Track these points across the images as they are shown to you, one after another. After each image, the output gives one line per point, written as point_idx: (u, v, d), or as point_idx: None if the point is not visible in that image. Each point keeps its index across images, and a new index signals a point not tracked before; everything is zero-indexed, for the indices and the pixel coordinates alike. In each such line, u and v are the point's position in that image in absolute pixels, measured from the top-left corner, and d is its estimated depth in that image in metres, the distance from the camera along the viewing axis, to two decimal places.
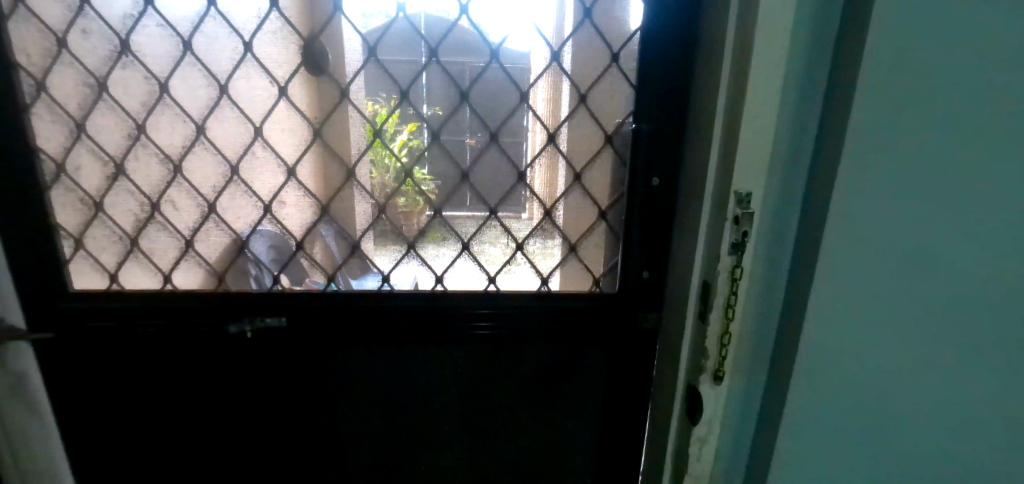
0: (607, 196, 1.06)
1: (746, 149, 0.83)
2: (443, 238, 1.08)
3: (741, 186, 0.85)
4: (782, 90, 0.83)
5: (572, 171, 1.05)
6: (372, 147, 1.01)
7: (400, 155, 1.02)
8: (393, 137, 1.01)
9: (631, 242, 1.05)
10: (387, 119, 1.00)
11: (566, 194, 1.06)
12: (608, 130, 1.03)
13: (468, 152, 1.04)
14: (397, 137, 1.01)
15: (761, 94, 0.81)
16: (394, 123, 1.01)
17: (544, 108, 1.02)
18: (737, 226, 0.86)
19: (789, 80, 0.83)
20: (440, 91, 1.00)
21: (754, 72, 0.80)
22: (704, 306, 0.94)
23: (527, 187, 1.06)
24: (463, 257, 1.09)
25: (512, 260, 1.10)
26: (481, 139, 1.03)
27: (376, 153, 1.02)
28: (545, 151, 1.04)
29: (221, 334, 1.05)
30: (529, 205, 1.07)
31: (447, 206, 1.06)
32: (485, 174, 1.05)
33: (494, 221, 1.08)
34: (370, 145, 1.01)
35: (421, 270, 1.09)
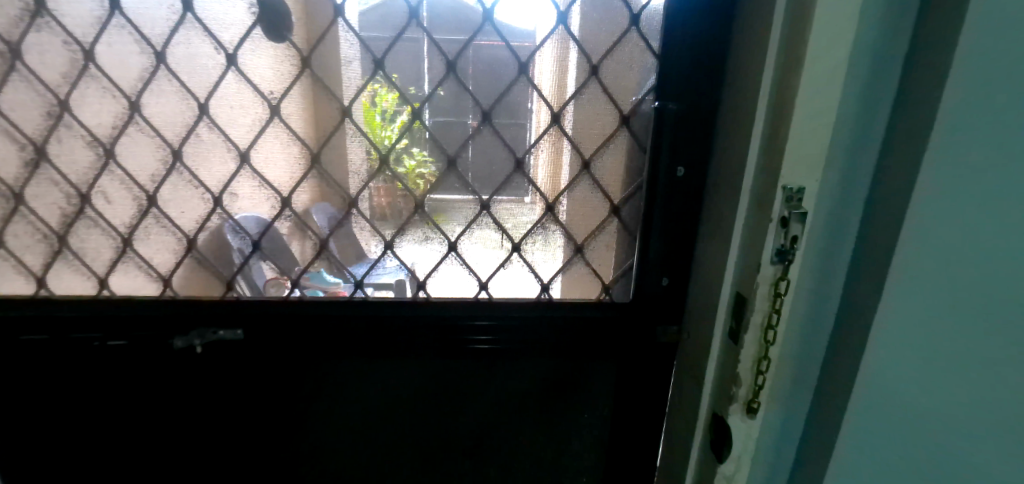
0: (621, 189, 0.90)
1: (798, 135, 0.67)
2: (427, 239, 0.91)
3: (790, 180, 0.68)
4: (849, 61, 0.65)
5: (579, 159, 0.88)
6: (371, 134, 0.84)
7: (401, 137, 0.85)
8: (393, 119, 0.84)
9: (649, 242, 0.89)
10: (383, 99, 0.83)
11: (571, 186, 0.89)
12: (623, 111, 0.86)
13: (455, 136, 0.86)
14: (394, 119, 0.84)
15: (822, 64, 0.64)
16: (393, 106, 0.84)
17: (544, 84, 0.84)
18: (784, 229, 0.69)
19: (857, 48, 0.65)
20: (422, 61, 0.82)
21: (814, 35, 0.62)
22: (738, 325, 0.78)
23: (520, 179, 0.89)
24: (449, 259, 0.92)
25: (505, 263, 0.93)
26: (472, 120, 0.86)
27: (376, 141, 0.85)
28: (549, 134, 0.86)
29: (166, 348, 0.90)
30: (527, 201, 0.89)
31: (432, 200, 0.89)
32: (475, 163, 0.88)
33: (483, 219, 0.90)
34: (369, 128, 0.84)
35: (398, 276, 0.93)
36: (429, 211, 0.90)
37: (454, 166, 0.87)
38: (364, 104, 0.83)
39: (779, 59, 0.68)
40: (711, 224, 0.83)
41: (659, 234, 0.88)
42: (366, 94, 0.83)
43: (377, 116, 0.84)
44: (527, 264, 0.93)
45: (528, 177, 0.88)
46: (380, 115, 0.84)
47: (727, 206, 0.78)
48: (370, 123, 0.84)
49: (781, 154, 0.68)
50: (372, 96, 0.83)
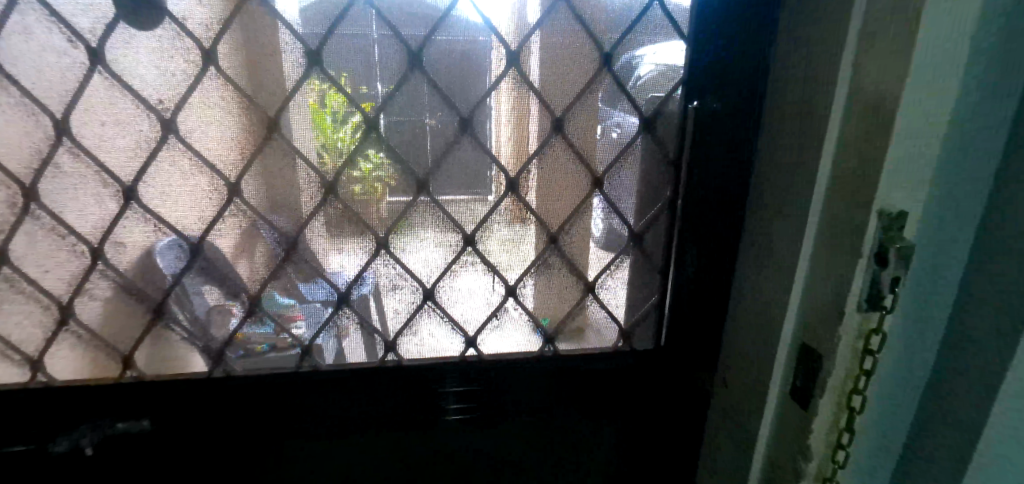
0: (641, 213, 0.70)
1: (900, 145, 0.48)
2: (396, 294, 0.69)
3: (886, 204, 0.50)
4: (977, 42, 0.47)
5: (588, 175, 0.67)
6: (319, 140, 0.61)
7: (356, 143, 0.62)
8: (345, 121, 0.61)
9: (686, 272, 0.71)
10: (331, 96, 0.60)
11: (580, 212, 0.69)
12: (643, 112, 0.65)
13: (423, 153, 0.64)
14: (347, 121, 0.61)
15: (935, 47, 0.45)
16: (345, 103, 0.61)
17: (539, 79, 0.63)
18: (878, 270, 0.52)
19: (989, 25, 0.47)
20: (374, 51, 0.60)
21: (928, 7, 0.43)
22: (805, 385, 0.60)
23: (512, 205, 0.67)
24: (424, 312, 0.71)
25: (497, 312, 0.72)
26: (440, 129, 0.63)
27: (325, 149, 0.62)
28: (550, 146, 0.66)
29: (40, 456, 0.66)
30: (524, 232, 0.69)
31: (398, 239, 0.66)
32: (449, 187, 0.66)
33: (466, 256, 0.69)
34: (317, 136, 0.61)
35: (360, 338, 0.70)
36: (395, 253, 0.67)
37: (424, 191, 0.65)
38: (308, 103, 0.60)
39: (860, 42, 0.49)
40: (760, 253, 0.64)
41: (694, 262, 0.70)
42: (299, 100, 0.60)
43: (326, 117, 0.61)
44: (525, 311, 0.73)
45: (524, 203, 0.67)
46: (329, 115, 0.61)
47: (787, 234, 0.60)
48: (317, 126, 0.61)
49: (873, 173, 0.49)
50: (315, 91, 0.60)
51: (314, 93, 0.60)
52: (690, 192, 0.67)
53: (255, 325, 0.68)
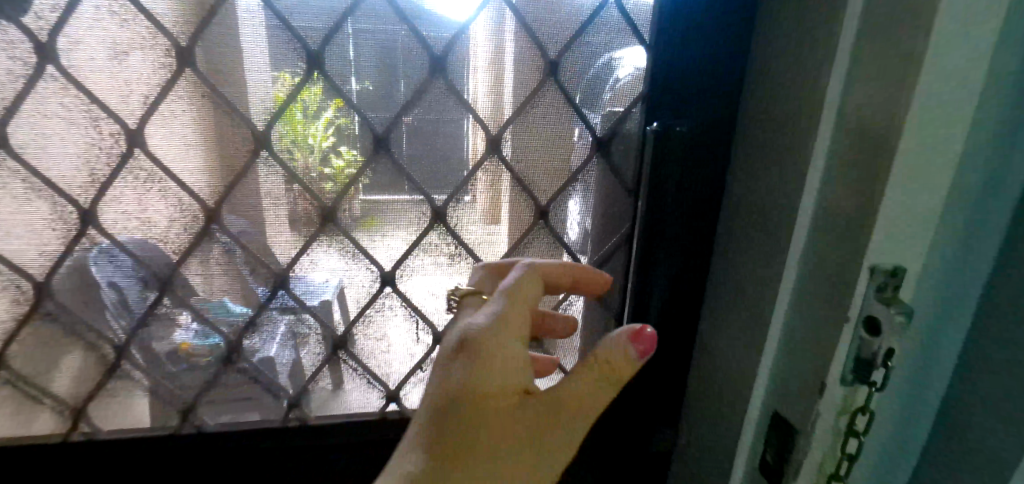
0: (596, 248, 0.59)
1: (898, 195, 0.38)
2: (301, 344, 0.59)
3: (881, 261, 0.41)
4: (1006, 68, 0.37)
5: (530, 206, 0.57)
6: (283, 139, 0.50)
7: (329, 141, 0.50)
8: (317, 117, 0.49)
9: (648, 314, 0.60)
10: (302, 86, 0.48)
11: (521, 246, 0.58)
12: (596, 133, 0.55)
13: (324, 180, 0.51)
14: (321, 116, 0.49)
15: (952, 79, 0.35)
16: (319, 95, 0.49)
17: (470, 93, 0.51)
18: (870, 337, 0.42)
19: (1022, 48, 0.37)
20: (256, 48, 0.47)
21: (944, 30, 0.33)
22: (777, 463, 0.51)
23: (440, 240, 0.57)
24: (336, 360, 0.60)
25: (422, 364, 0.62)
26: (347, 151, 0.51)
27: (289, 149, 0.50)
28: (486, 170, 0.54)
29: None
30: (456, 271, 0.58)
31: (302, 282, 0.55)
32: (359, 221, 0.54)
33: (383, 300, 0.58)
34: (283, 132, 0.49)
35: (257, 392, 0.60)
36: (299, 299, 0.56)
37: (329, 227, 0.53)
38: (278, 91, 0.48)
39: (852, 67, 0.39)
40: (728, 305, 0.56)
41: (658, 304, 0.59)
42: (163, 111, 0.48)
43: (297, 111, 0.49)
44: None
45: (455, 239, 0.57)
46: (301, 107, 0.49)
47: (758, 288, 0.51)
48: (284, 121, 0.49)
49: (863, 229, 0.40)
50: (285, 79, 0.48)
51: (183, 105, 0.48)
52: (651, 223, 0.55)
53: (200, 338, 0.56)
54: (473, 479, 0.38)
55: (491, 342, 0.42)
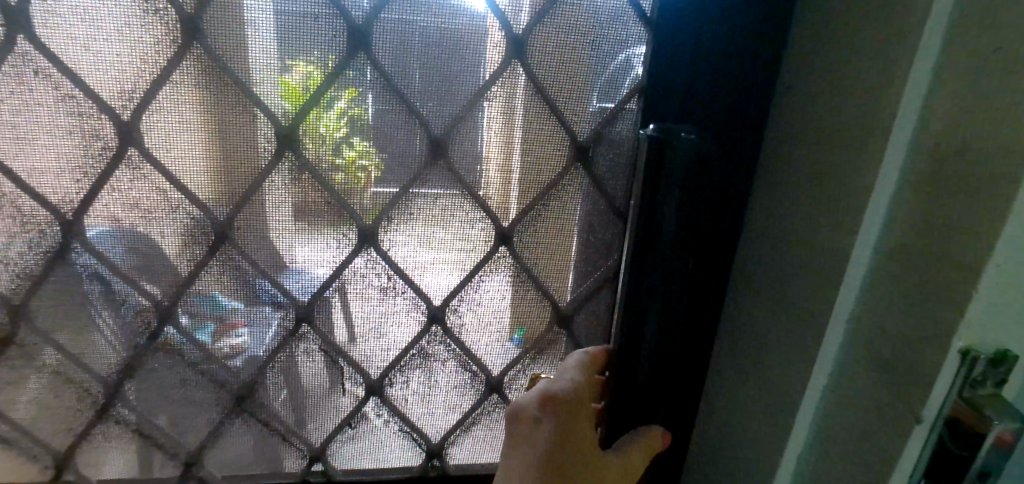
0: (576, 284, 0.45)
1: (1014, 246, 0.23)
2: (198, 394, 0.46)
3: (979, 344, 0.26)
4: None
5: (491, 230, 0.43)
6: (288, 134, 0.38)
7: (342, 135, 0.38)
8: (330, 106, 0.37)
9: (634, 386, 0.40)
10: (309, 70, 0.37)
11: (480, 280, 0.44)
12: (577, 138, 0.41)
13: (216, 193, 0.39)
14: (334, 106, 0.37)
15: None
16: (333, 83, 0.37)
17: (406, 78, 0.38)
18: (951, 451, 0.28)
19: None
20: (104, 11, 0.34)
21: None
22: None
23: (368, 270, 0.42)
24: (239, 413, 0.47)
25: (352, 420, 0.48)
26: (241, 158, 0.38)
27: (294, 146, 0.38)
28: (432, 180, 0.41)
29: None
30: (392, 311, 0.44)
31: (197, 319, 0.43)
32: (264, 245, 0.41)
33: (296, 342, 0.45)
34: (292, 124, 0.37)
35: (145, 449, 0.48)
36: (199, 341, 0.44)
37: (227, 252, 0.41)
38: (285, 77, 0.36)
39: (951, 45, 0.25)
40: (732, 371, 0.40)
41: (648, 371, 0.40)
42: None
43: (309, 100, 0.37)
44: (396, 417, 0.49)
45: (391, 268, 0.43)
46: (315, 95, 0.37)
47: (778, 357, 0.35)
48: (292, 113, 0.37)
49: (956, 295, 0.25)
50: (292, 64, 0.36)
51: (14, 87, 0.35)
52: (641, 253, 0.37)
53: (187, 331, 0.43)
54: None
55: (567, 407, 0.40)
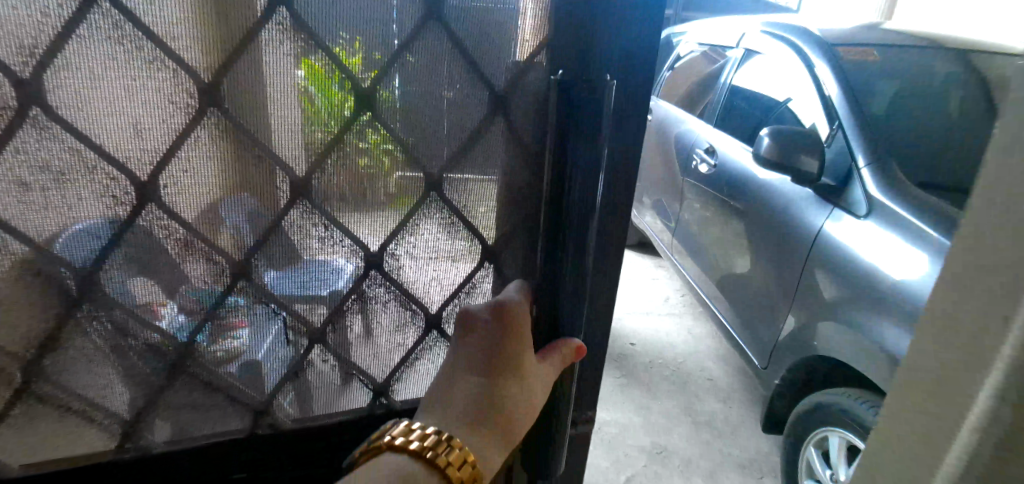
0: (499, 222, 0.51)
1: None
2: (135, 362, 0.46)
3: None
4: None
5: (419, 178, 0.46)
6: (311, 114, 0.41)
7: (366, 115, 0.42)
8: (354, 88, 0.41)
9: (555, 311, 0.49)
10: (338, 54, 0.40)
11: (418, 224, 0.48)
12: (494, 88, 0.45)
13: (183, 196, 0.41)
14: (359, 88, 0.41)
15: None
16: (358, 66, 0.41)
17: (378, 50, 0.41)
18: None
19: None
20: None
21: None
22: None
23: (307, 225, 0.44)
24: (182, 376, 0.47)
25: (297, 369, 0.51)
26: (199, 154, 0.40)
27: (314, 130, 0.41)
28: (365, 132, 0.43)
29: None
30: (334, 261, 0.46)
31: (165, 318, 0.45)
32: (193, 206, 0.41)
33: (232, 297, 0.45)
34: (315, 106, 0.41)
35: (78, 426, 0.46)
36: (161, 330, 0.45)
37: (182, 239, 0.42)
38: (311, 60, 0.39)
39: None
40: None
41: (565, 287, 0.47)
42: None
43: (332, 82, 0.41)
44: (343, 363, 0.52)
45: (326, 218, 0.44)
46: (340, 77, 0.41)
47: None
48: (317, 95, 0.41)
49: None
50: (320, 46, 0.39)
51: None
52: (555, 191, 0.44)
53: (184, 331, 0.46)
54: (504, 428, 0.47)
55: (517, 324, 0.48)
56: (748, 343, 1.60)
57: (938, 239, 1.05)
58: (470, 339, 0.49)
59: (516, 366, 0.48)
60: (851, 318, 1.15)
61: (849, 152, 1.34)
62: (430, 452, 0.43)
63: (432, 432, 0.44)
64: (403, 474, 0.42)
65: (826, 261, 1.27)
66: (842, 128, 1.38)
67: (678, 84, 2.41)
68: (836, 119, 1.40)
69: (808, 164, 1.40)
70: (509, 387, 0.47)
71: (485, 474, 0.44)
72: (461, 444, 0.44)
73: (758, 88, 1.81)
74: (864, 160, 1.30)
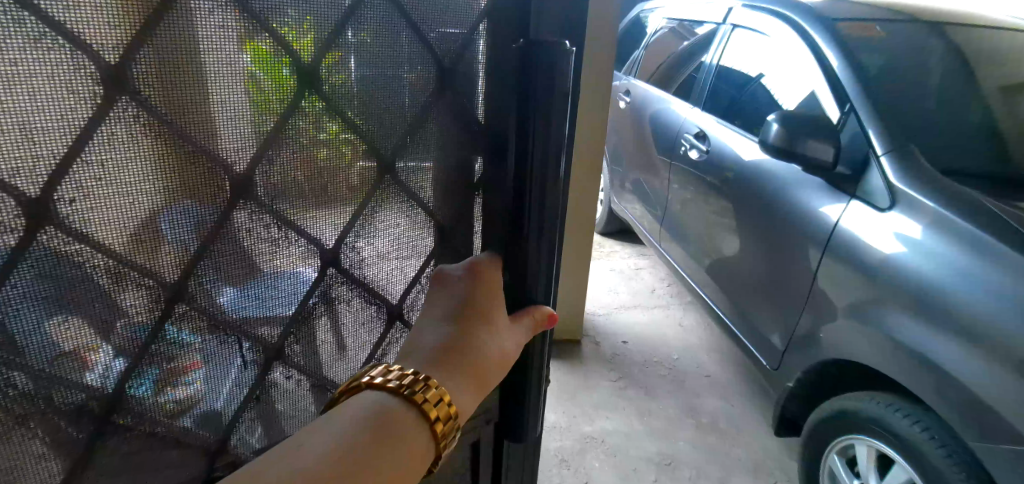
0: (451, 201, 0.50)
1: None
2: (59, 429, 0.35)
3: None
4: None
5: (373, 165, 0.43)
6: (257, 105, 0.35)
7: (320, 102, 0.38)
8: (308, 71, 0.36)
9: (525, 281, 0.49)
10: (285, 34, 0.34)
11: (377, 210, 0.45)
12: (440, 59, 0.43)
13: (108, 215, 0.31)
14: (314, 71, 0.37)
15: None
16: (309, 47, 0.36)
17: (331, 32, 0.37)
18: None
19: None
20: None
21: None
22: None
23: (254, 226, 0.38)
24: (113, 432, 0.38)
25: (258, 391, 0.45)
26: (123, 158, 0.31)
27: (263, 123, 0.36)
28: (316, 113, 0.38)
29: None
30: (290, 263, 0.41)
31: (100, 373, 0.35)
32: (119, 223, 0.32)
33: (171, 329, 0.37)
34: (264, 95, 0.35)
35: None
36: (93, 388, 0.35)
37: (109, 272, 0.33)
38: (256, 40, 0.33)
39: None
40: None
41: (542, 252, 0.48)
42: None
43: (281, 66, 0.35)
44: (302, 370, 0.47)
45: (274, 217, 0.39)
46: (289, 61, 0.35)
47: None
48: (264, 79, 0.35)
49: None
50: (264, 25, 0.33)
51: None
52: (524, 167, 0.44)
53: (128, 384, 0.37)
54: (475, 376, 0.44)
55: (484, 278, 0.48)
56: (745, 334, 1.59)
57: (931, 208, 1.07)
58: (439, 296, 0.49)
59: (485, 314, 0.47)
60: (864, 313, 1.12)
61: (864, 135, 1.27)
62: (408, 389, 0.40)
63: (410, 372, 0.41)
64: (377, 409, 0.39)
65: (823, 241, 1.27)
66: (854, 110, 1.31)
67: (653, 66, 2.41)
68: (845, 99, 1.34)
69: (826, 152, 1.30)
70: (478, 334, 0.46)
71: (462, 415, 0.42)
72: (439, 384, 0.41)
73: (751, 68, 1.77)
74: (882, 147, 1.23)
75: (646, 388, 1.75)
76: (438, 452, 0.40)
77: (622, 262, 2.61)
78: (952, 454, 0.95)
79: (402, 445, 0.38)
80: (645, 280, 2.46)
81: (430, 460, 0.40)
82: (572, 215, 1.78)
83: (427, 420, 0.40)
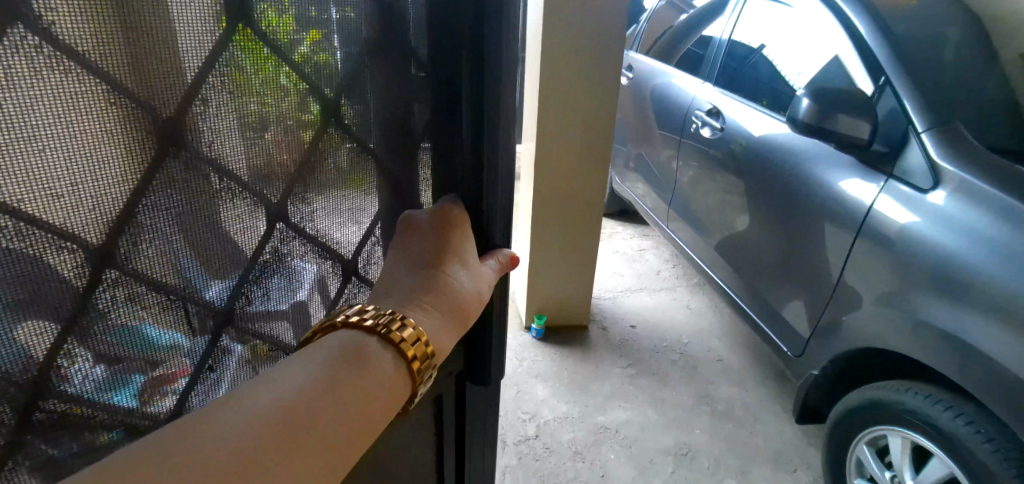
0: (396, 144, 0.47)
1: None
2: (48, 454, 0.32)
3: None
4: None
5: (330, 127, 0.41)
6: (238, 83, 0.34)
7: (307, 84, 0.38)
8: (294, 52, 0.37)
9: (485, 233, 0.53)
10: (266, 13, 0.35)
11: (319, 149, 0.41)
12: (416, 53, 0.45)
13: (23, 169, 0.26)
14: (300, 52, 0.37)
15: None
16: (292, 26, 0.36)
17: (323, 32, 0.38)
18: None
19: None
20: None
21: None
22: None
23: (186, 174, 0.33)
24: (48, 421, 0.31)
25: (211, 361, 0.40)
26: (31, 93, 0.26)
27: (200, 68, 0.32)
28: (300, 98, 0.38)
29: None
30: (231, 216, 0.37)
31: (24, 359, 0.29)
32: (32, 175, 0.27)
33: (104, 298, 0.31)
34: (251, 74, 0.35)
35: None
36: (33, 394, 0.30)
37: (18, 234, 0.27)
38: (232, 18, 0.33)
39: None
40: None
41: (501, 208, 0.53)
42: None
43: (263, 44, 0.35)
44: (260, 339, 0.43)
45: (213, 166, 0.35)
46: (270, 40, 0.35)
47: None
48: (245, 56, 0.34)
49: None
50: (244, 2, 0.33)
51: None
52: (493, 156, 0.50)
53: (103, 393, 0.33)
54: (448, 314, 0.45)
55: (454, 224, 0.48)
56: (762, 316, 1.61)
57: (962, 179, 1.08)
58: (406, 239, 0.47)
59: (457, 255, 0.47)
60: (898, 298, 1.12)
61: (903, 112, 1.25)
62: (385, 330, 0.40)
63: (386, 312, 0.41)
64: (354, 349, 0.39)
65: (844, 218, 1.30)
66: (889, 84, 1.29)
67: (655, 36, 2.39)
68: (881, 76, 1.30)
69: (860, 129, 1.28)
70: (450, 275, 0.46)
71: (439, 352, 0.43)
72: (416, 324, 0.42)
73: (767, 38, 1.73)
74: (922, 124, 1.21)
75: (657, 375, 1.78)
76: (415, 388, 0.42)
77: (625, 245, 2.62)
78: (991, 441, 0.95)
79: (378, 382, 0.39)
80: (649, 262, 2.47)
81: (407, 396, 0.41)
82: (574, 198, 1.79)
83: (405, 359, 0.40)
